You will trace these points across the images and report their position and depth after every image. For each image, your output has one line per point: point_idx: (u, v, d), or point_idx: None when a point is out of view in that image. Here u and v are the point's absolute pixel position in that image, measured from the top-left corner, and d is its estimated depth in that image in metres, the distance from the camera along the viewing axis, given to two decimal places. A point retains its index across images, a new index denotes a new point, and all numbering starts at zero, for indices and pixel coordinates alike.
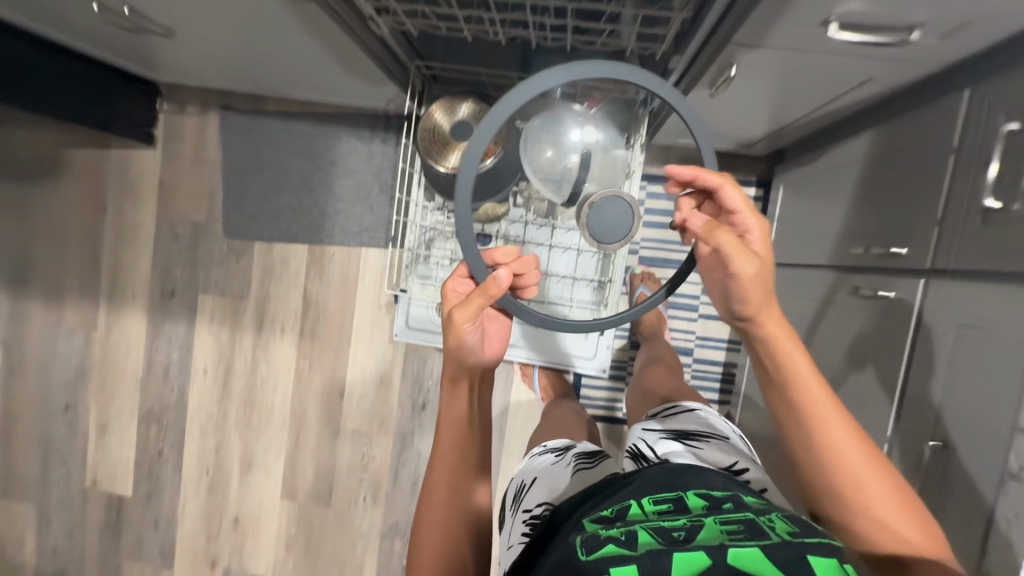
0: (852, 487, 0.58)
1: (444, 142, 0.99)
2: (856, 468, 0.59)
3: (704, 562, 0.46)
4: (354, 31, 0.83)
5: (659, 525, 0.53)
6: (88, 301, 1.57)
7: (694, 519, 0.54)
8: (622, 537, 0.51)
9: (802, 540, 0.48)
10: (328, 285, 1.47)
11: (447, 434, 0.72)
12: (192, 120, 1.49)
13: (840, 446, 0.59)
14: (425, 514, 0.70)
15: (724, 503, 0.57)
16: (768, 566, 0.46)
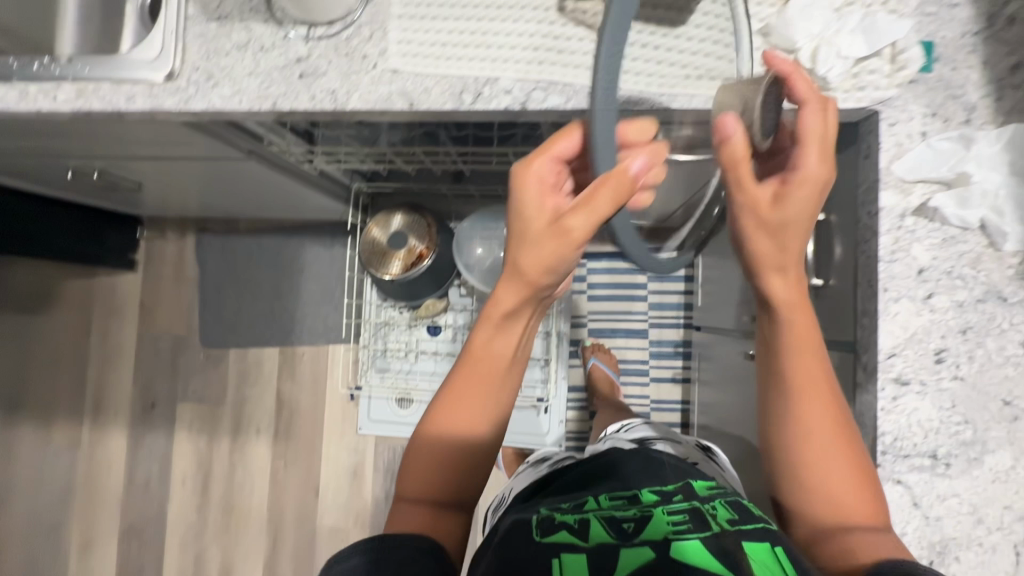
0: (806, 467, 0.53)
1: (383, 252, 1.11)
2: (820, 453, 0.52)
3: (647, 555, 0.51)
4: (288, 172, 0.98)
5: (613, 516, 0.56)
6: (73, 420, 1.64)
7: (643, 511, 0.57)
8: (575, 525, 0.55)
9: (738, 528, 0.52)
10: (300, 384, 1.55)
11: (478, 365, 0.60)
12: (171, 244, 1.63)
13: (809, 424, 0.53)
14: (427, 445, 0.58)
15: (675, 494, 0.59)
16: (706, 557, 0.49)
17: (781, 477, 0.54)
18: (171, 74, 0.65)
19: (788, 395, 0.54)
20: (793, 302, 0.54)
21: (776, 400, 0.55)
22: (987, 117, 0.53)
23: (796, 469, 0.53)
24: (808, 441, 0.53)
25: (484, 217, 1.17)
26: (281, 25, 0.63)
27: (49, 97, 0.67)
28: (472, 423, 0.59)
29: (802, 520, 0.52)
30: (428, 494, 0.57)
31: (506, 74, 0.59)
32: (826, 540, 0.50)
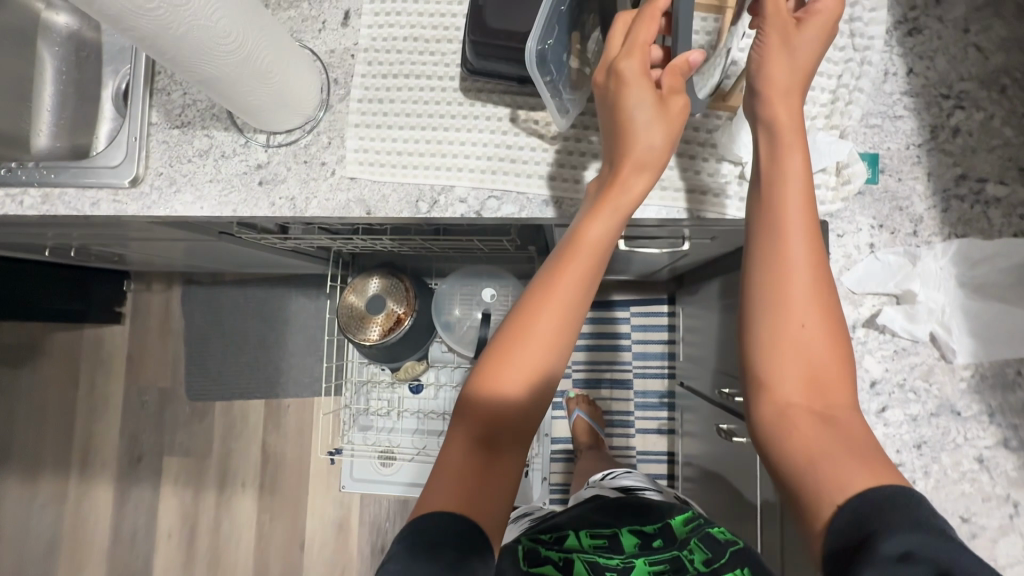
0: (788, 340, 0.48)
1: (362, 317, 1.10)
2: (805, 326, 0.48)
3: None
4: (258, 245, 0.98)
5: (597, 559, 0.61)
6: (59, 474, 1.63)
7: (626, 559, 0.62)
8: (559, 562, 0.59)
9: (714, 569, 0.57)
10: (286, 436, 1.54)
11: (573, 267, 0.51)
12: (158, 295, 1.64)
13: (802, 289, 0.49)
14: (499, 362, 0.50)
15: (654, 540, 0.65)
16: None
17: (755, 351, 0.49)
18: (135, 180, 0.66)
19: (777, 251, 0.50)
20: (787, 148, 0.51)
21: (766, 261, 0.50)
22: (933, 229, 0.55)
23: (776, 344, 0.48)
24: (804, 316, 0.48)
25: (461, 281, 1.18)
26: (242, 132, 0.65)
27: (16, 201, 0.68)
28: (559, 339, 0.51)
29: (766, 404, 0.48)
30: (477, 432, 0.49)
31: (461, 182, 0.60)
32: (801, 447, 0.45)
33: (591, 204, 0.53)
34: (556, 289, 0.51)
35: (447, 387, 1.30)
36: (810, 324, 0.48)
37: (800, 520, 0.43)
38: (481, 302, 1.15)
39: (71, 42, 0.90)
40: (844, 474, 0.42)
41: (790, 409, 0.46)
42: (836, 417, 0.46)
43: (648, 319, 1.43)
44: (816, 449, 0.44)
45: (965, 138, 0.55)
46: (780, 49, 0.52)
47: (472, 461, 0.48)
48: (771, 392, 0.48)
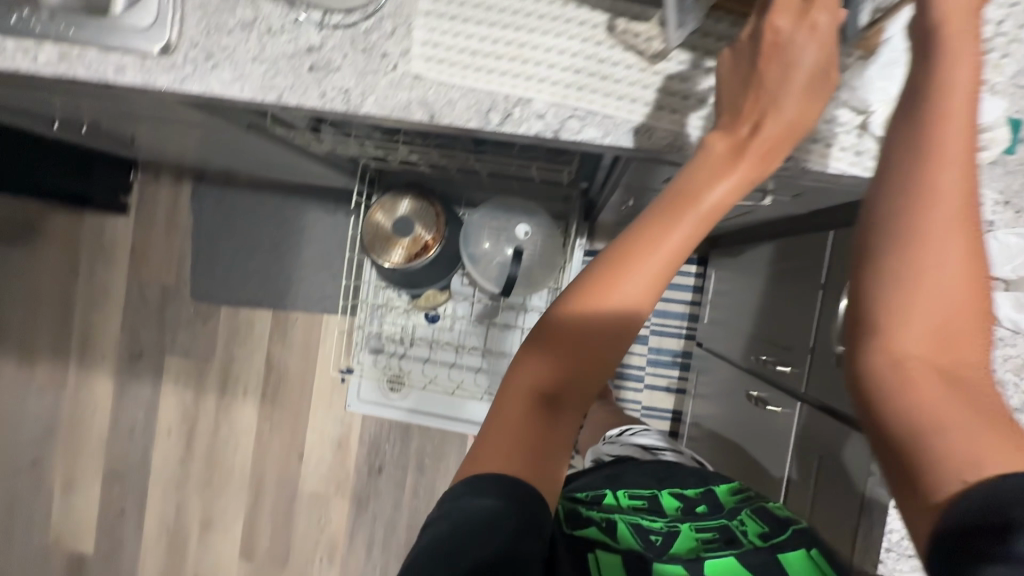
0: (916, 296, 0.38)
1: (387, 237, 1.06)
2: (939, 278, 0.38)
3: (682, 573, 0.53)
4: (290, 144, 0.92)
5: (642, 523, 0.61)
6: (58, 361, 1.62)
7: (671, 524, 0.62)
8: (604, 524, 0.58)
9: (769, 543, 0.57)
10: (291, 350, 1.53)
11: (674, 234, 0.46)
12: (166, 190, 1.57)
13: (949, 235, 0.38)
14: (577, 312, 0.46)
15: (697, 508, 0.66)
16: (738, 570, 0.54)
17: (876, 296, 0.39)
18: (167, 48, 0.58)
19: (926, 176, 0.38)
20: (953, 48, 0.39)
21: (909, 194, 0.39)
22: None
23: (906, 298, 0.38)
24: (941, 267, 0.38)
25: (494, 213, 1.12)
26: (292, 7, 0.56)
27: (27, 55, 0.59)
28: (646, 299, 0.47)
29: (878, 356, 0.38)
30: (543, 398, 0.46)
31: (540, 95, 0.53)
32: (921, 425, 0.36)
33: (717, 163, 0.47)
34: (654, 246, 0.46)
35: (464, 320, 1.26)
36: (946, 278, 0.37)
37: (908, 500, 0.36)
38: (513, 238, 1.09)
39: None
40: (975, 456, 0.34)
41: (909, 376, 0.37)
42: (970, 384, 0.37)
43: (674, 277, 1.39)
44: (934, 426, 0.36)
45: None
46: None
47: (531, 430, 0.46)
48: (882, 352, 0.38)
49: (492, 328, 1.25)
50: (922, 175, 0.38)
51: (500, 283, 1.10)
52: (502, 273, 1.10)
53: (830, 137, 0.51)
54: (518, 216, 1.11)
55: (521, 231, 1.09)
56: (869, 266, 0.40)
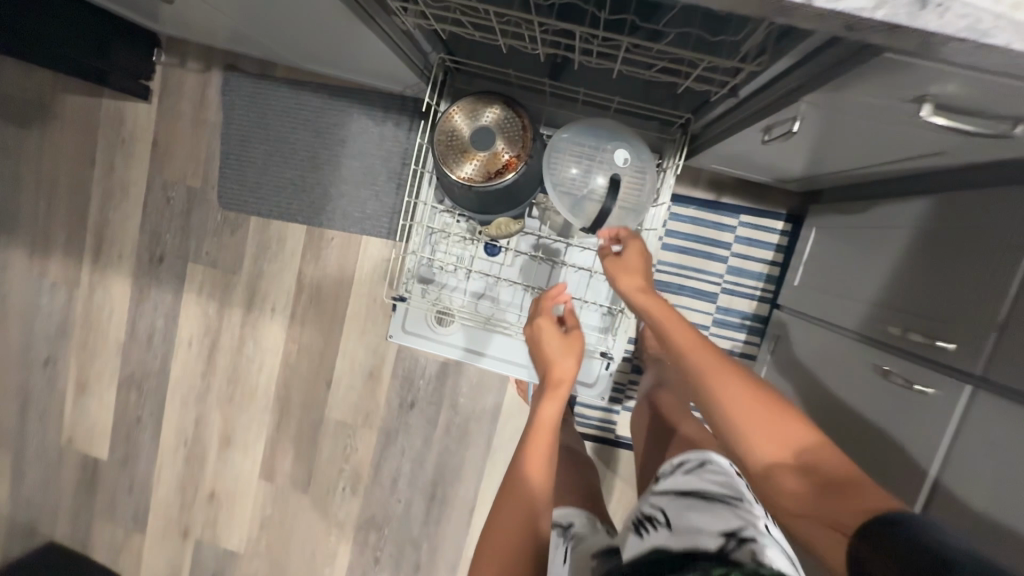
0: (732, 427, 0.60)
1: (462, 148, 0.92)
2: (716, 379, 0.63)
3: None
4: (374, 21, 0.75)
5: None
6: (71, 257, 1.50)
7: None
8: None
9: None
10: (324, 271, 1.40)
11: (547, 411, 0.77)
12: (194, 76, 1.38)
13: (715, 369, 0.63)
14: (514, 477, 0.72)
15: None
16: None
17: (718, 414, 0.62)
18: None
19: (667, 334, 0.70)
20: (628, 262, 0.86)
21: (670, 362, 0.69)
22: None
23: (728, 422, 0.61)
24: (721, 396, 0.62)
25: (585, 133, 0.96)
26: None
27: None
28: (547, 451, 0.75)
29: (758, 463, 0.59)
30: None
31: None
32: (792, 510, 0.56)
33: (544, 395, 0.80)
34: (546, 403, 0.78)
35: (526, 257, 1.14)
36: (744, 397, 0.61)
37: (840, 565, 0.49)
38: (608, 165, 0.95)
39: None
40: (851, 511, 0.50)
41: (770, 463, 0.58)
42: (782, 432, 0.58)
43: (758, 233, 1.25)
44: (804, 505, 0.55)
45: None
46: None
47: None
48: (758, 462, 0.59)
49: (559, 268, 1.13)
50: (683, 355, 0.68)
51: (591, 219, 0.96)
52: (594, 205, 0.95)
53: None
54: (615, 141, 0.95)
55: (618, 158, 0.94)
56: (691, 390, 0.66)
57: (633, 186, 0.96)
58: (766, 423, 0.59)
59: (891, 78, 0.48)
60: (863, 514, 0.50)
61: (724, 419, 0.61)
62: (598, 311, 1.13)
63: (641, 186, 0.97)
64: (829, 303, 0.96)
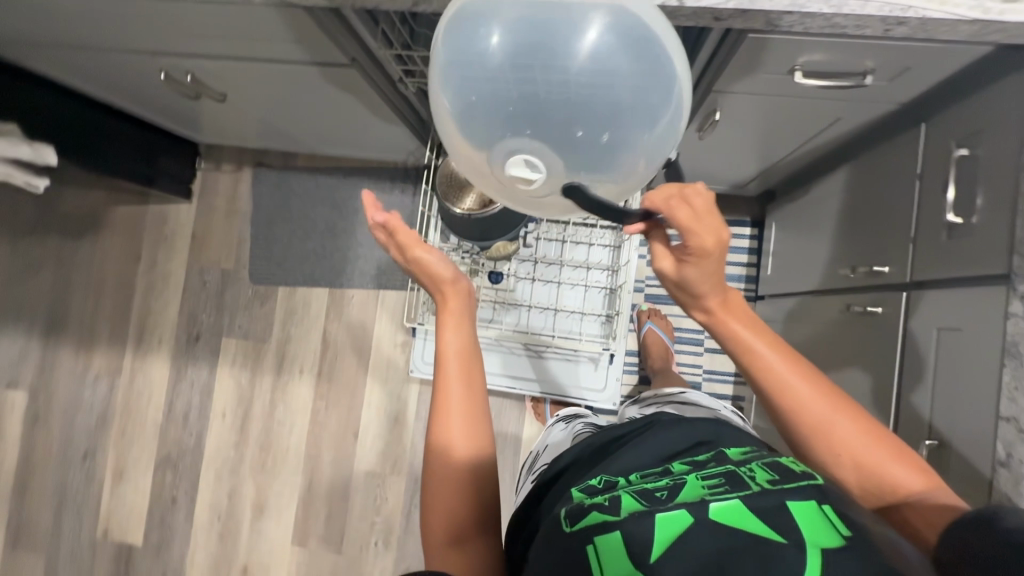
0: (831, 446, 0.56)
1: (460, 186, 1.09)
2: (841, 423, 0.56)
3: (686, 521, 0.46)
4: (382, 92, 0.96)
5: (643, 488, 0.53)
6: (116, 346, 1.64)
7: (676, 479, 0.54)
8: (606, 503, 0.50)
9: (779, 487, 0.48)
10: (347, 327, 1.53)
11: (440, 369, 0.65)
12: (227, 176, 1.62)
13: (805, 392, 0.57)
14: (438, 487, 0.59)
15: (707, 461, 0.57)
16: (750, 517, 0.45)
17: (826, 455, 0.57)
18: None
19: (778, 376, 0.58)
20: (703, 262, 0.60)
21: (743, 374, 0.60)
22: None
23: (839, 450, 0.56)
24: (838, 431, 0.56)
25: (465, 63, 0.53)
26: None
27: None
28: (472, 432, 0.61)
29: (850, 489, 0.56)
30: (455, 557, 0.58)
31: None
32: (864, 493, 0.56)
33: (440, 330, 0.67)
34: (449, 389, 0.62)
35: (526, 281, 1.27)
36: (836, 421, 0.56)
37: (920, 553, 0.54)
38: (563, 85, 0.53)
39: None
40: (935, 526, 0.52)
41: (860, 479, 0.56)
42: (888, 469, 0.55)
43: (730, 240, 1.40)
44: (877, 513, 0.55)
45: None
46: None
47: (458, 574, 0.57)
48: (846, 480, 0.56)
49: (556, 287, 1.26)
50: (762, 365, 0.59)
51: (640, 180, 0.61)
52: (610, 172, 0.58)
53: None
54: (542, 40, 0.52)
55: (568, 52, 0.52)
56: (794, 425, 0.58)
57: (626, 68, 0.52)
58: (851, 433, 0.56)
59: (769, 52, 0.66)
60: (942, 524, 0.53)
61: (808, 423, 0.57)
62: (598, 320, 1.25)
63: (648, 50, 0.53)
64: (795, 277, 1.09)
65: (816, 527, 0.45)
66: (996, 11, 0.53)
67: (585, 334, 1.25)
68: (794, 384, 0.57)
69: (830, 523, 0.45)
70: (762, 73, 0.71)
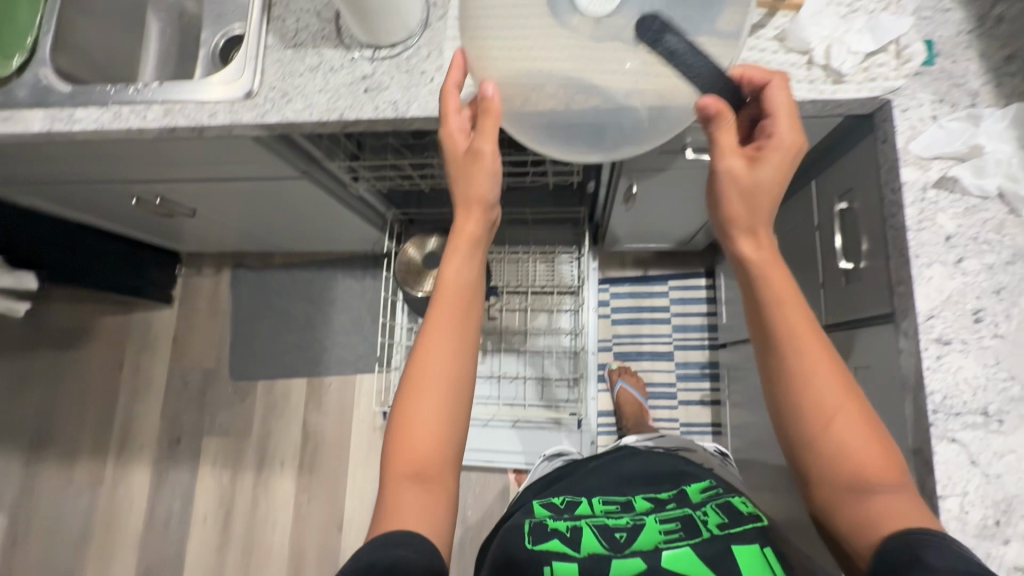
0: (808, 426, 0.49)
1: (419, 271, 1.16)
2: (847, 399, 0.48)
3: (641, 564, 0.58)
4: (336, 194, 1.06)
5: (607, 525, 0.66)
6: (98, 456, 1.63)
7: (638, 519, 0.68)
8: (568, 534, 0.64)
9: (726, 533, 0.60)
10: (327, 415, 1.55)
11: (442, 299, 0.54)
12: (208, 279, 1.69)
13: (814, 351, 0.50)
14: (399, 446, 0.50)
15: (668, 502, 0.72)
16: (696, 564, 0.56)
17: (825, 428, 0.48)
18: (250, 93, 0.73)
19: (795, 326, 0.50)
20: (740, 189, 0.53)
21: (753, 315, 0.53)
22: (989, 100, 0.59)
23: (830, 425, 0.48)
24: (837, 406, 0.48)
25: None
26: (350, 49, 0.72)
27: (139, 116, 0.75)
28: (452, 391, 0.51)
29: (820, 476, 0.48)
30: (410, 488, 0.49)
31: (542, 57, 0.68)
32: (830, 493, 0.48)
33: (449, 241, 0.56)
34: (436, 331, 0.53)
35: (492, 352, 1.31)
36: (825, 395, 0.48)
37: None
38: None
39: (174, 10, 1.02)
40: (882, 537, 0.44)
41: (846, 462, 0.47)
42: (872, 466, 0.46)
43: (688, 293, 1.46)
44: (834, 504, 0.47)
45: (1010, 25, 0.61)
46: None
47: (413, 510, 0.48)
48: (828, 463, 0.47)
49: (523, 355, 1.30)
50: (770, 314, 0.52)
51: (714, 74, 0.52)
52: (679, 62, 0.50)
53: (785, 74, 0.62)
54: None
55: None
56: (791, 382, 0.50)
57: None
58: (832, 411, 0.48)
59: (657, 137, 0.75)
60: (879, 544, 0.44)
61: (800, 386, 0.49)
62: (566, 384, 1.28)
63: None
64: None
65: (753, 567, 0.56)
66: (830, 92, 0.61)
67: (555, 400, 1.27)
68: (792, 345, 0.50)
69: (767, 564, 0.57)
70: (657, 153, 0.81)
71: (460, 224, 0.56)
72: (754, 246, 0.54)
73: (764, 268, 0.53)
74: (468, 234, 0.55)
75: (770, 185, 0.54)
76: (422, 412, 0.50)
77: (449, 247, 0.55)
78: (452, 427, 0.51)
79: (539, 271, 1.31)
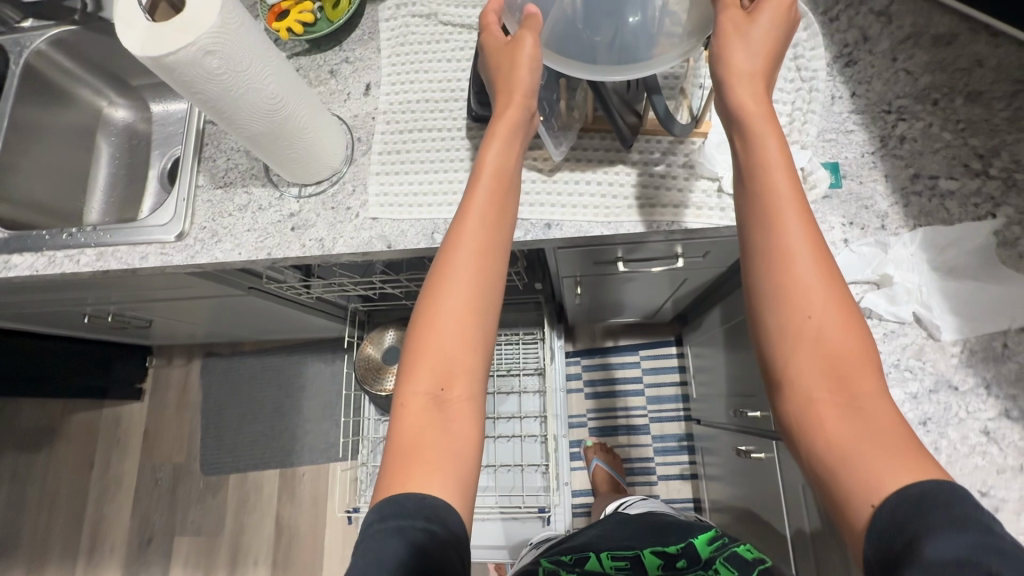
0: (800, 330, 0.44)
1: (378, 367, 1.16)
2: (834, 295, 0.44)
3: None
4: (285, 301, 1.07)
5: None
6: (65, 564, 1.57)
7: None
8: None
9: None
10: (300, 507, 1.50)
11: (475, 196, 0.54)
12: (178, 369, 1.68)
13: (806, 245, 0.45)
14: (423, 343, 0.50)
15: (678, 558, 0.74)
16: None
17: (811, 317, 0.44)
18: (180, 234, 0.73)
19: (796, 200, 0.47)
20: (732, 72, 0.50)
21: (740, 195, 0.50)
22: (899, 222, 0.60)
23: (829, 313, 0.44)
24: (825, 300, 0.44)
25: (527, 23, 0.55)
26: (277, 187, 0.74)
27: (72, 260, 0.75)
28: (485, 293, 0.52)
29: (796, 378, 0.44)
30: (434, 388, 0.49)
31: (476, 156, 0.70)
32: (813, 411, 0.42)
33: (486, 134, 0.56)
34: (466, 228, 0.53)
35: None
36: (818, 294, 0.44)
37: (844, 531, 0.40)
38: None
39: (123, 133, 1.04)
40: (869, 448, 0.39)
41: (834, 357, 0.43)
42: (856, 376, 0.42)
43: (658, 362, 1.45)
44: (810, 410, 0.42)
45: (912, 144, 0.62)
46: (736, 33, 0.50)
47: (426, 411, 0.49)
48: (804, 369, 0.43)
49: (492, 442, 1.28)
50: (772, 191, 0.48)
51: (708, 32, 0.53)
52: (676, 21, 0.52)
53: (698, 203, 0.64)
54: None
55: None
56: (768, 266, 0.46)
57: None
58: (826, 315, 0.44)
59: (583, 255, 0.77)
60: (876, 494, 0.38)
61: (783, 269, 0.45)
62: (537, 471, 1.25)
63: None
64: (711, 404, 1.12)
65: None
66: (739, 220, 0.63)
67: (527, 488, 1.24)
68: (800, 226, 0.46)
69: None
70: (586, 267, 0.83)
71: (500, 112, 0.56)
72: (753, 118, 0.49)
73: (765, 140, 0.49)
74: (509, 120, 0.56)
75: (755, 73, 0.50)
76: (445, 297, 0.51)
77: (489, 133, 0.56)
78: (478, 333, 0.51)
79: (504, 353, 1.31)
